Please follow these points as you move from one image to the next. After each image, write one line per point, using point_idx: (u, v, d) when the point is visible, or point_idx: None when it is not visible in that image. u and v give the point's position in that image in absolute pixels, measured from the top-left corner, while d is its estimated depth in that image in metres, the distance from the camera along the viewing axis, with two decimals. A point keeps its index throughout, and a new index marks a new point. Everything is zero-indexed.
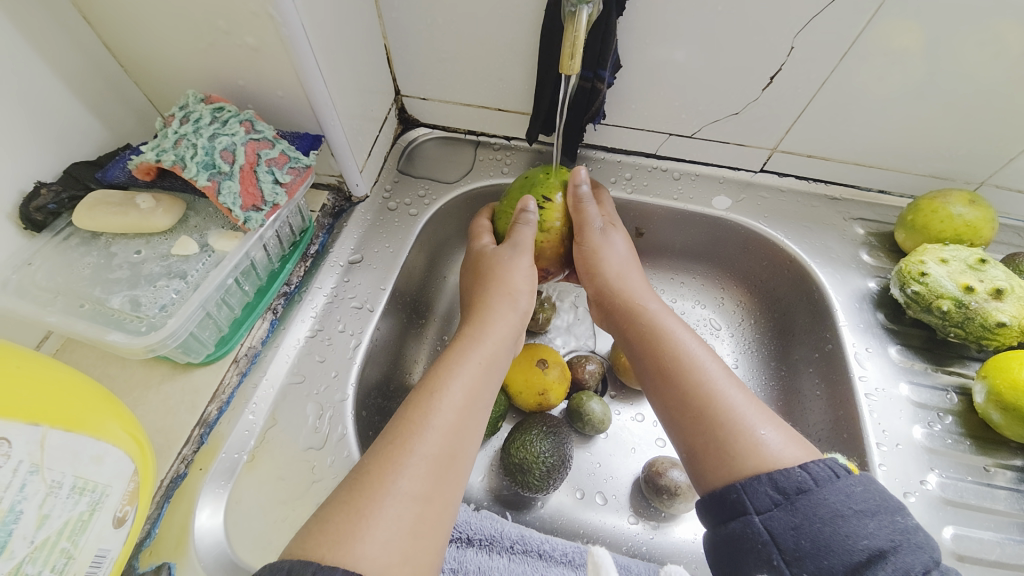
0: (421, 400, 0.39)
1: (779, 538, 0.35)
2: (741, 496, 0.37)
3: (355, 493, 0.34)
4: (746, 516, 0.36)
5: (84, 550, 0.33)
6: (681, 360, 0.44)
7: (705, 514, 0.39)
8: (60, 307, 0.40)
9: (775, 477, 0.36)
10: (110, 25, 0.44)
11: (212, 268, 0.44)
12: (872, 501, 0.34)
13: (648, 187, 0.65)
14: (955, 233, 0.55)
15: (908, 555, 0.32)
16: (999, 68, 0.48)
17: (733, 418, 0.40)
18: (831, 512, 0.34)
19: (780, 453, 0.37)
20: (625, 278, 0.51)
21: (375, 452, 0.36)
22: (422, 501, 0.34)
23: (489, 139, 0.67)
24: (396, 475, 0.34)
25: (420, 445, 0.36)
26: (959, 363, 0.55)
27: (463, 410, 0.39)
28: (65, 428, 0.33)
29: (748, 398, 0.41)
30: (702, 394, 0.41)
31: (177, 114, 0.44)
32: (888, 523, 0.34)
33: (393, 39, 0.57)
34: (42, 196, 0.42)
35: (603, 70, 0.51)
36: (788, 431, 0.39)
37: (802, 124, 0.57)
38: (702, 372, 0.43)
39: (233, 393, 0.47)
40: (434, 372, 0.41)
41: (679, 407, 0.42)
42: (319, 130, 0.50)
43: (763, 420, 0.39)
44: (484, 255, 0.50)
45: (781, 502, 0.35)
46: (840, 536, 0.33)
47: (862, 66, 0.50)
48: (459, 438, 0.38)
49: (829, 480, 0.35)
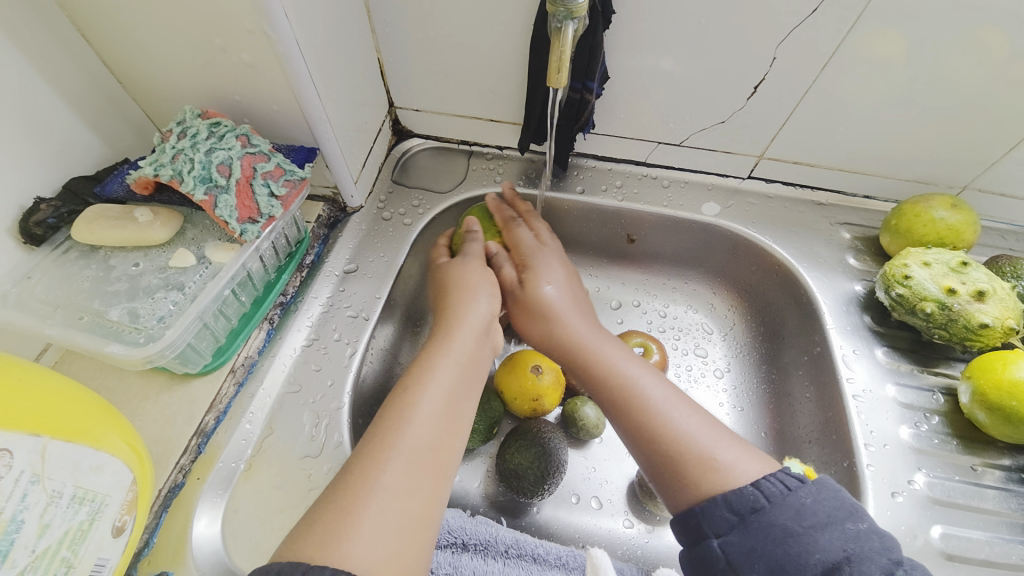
0: (397, 401, 0.40)
1: (738, 560, 0.36)
2: (700, 522, 0.38)
3: (339, 492, 0.35)
4: (706, 540, 0.37)
5: (83, 559, 0.34)
6: (628, 395, 0.44)
7: (675, 536, 0.40)
8: (61, 320, 0.41)
9: (729, 499, 0.37)
10: (109, 43, 0.45)
11: (208, 280, 0.45)
12: (823, 513, 0.35)
13: (638, 194, 0.66)
14: (938, 236, 0.56)
15: (863, 564, 0.33)
16: (977, 74, 0.50)
17: (686, 445, 0.40)
18: (783, 532, 0.35)
19: (734, 471, 0.38)
20: (562, 323, 0.49)
21: (358, 450, 0.37)
22: (405, 497, 0.35)
23: (482, 149, 0.68)
24: (378, 471, 0.35)
25: (400, 439, 0.37)
26: (945, 364, 0.55)
27: (441, 408, 0.40)
28: (65, 438, 0.33)
29: (696, 422, 0.42)
30: (653, 428, 0.42)
31: (174, 130, 0.45)
32: (840, 533, 0.35)
33: (386, 53, 0.58)
34: (41, 211, 0.43)
35: (591, 81, 0.53)
36: (744, 447, 0.40)
37: (788, 130, 0.59)
38: (649, 406, 0.43)
39: (230, 402, 0.47)
40: (410, 374, 0.42)
41: (635, 440, 0.43)
42: (314, 143, 0.51)
43: (716, 442, 0.40)
44: (444, 293, 0.50)
45: (736, 524, 0.36)
46: (793, 555, 0.34)
47: (844, 74, 0.52)
48: (441, 432, 0.39)
49: (781, 497, 0.36)
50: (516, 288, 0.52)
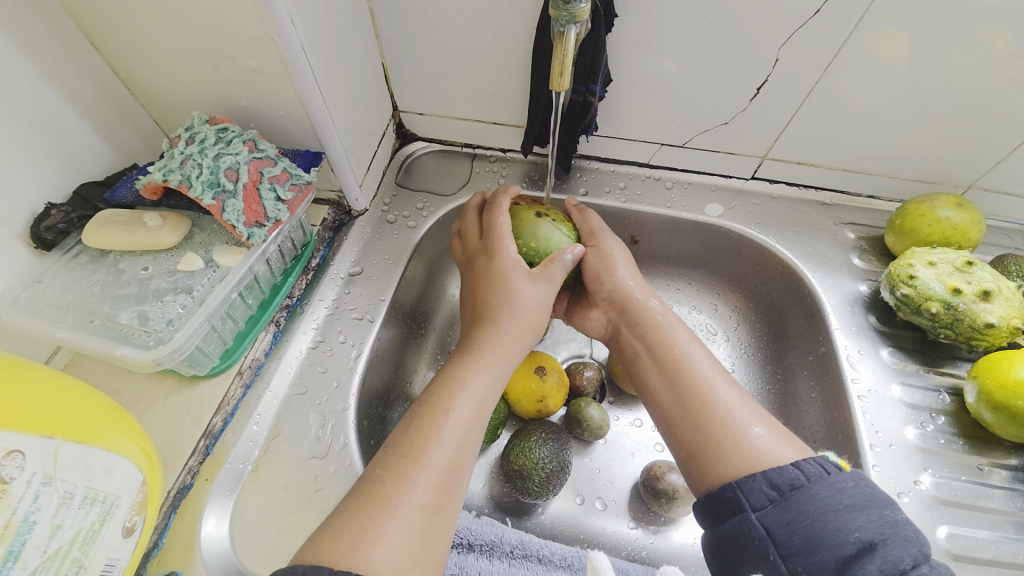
0: (432, 413, 0.40)
1: (773, 532, 0.36)
2: (737, 494, 0.38)
3: (368, 501, 0.35)
4: (742, 513, 0.38)
5: (94, 559, 0.34)
6: (679, 362, 0.46)
7: (703, 511, 0.40)
8: (71, 323, 0.41)
9: (769, 475, 0.38)
10: (119, 51, 0.46)
11: (217, 282, 0.45)
12: (862, 496, 0.36)
13: (642, 196, 0.67)
14: (943, 236, 0.56)
15: (897, 548, 0.34)
16: (981, 73, 0.50)
17: (728, 419, 0.42)
18: (822, 507, 0.36)
19: (771, 452, 0.39)
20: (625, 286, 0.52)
21: (387, 463, 0.37)
22: (430, 511, 0.36)
23: (486, 151, 0.69)
24: (409, 487, 0.36)
25: (433, 458, 0.37)
26: (951, 364, 0.55)
27: (471, 423, 0.40)
28: (77, 440, 0.34)
29: (741, 399, 0.43)
30: (699, 395, 0.44)
31: (183, 135, 0.45)
32: (877, 517, 0.35)
33: (391, 57, 0.58)
34: (52, 216, 0.44)
35: (594, 84, 0.53)
36: (779, 430, 0.41)
37: (791, 130, 0.59)
38: (697, 373, 0.45)
39: (237, 404, 0.48)
40: (443, 385, 0.42)
41: (677, 407, 0.44)
42: (320, 147, 0.52)
43: (756, 420, 0.42)
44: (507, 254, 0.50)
45: (775, 498, 0.37)
46: (831, 530, 0.35)
47: (845, 75, 0.52)
48: (465, 451, 0.39)
49: (821, 476, 0.37)
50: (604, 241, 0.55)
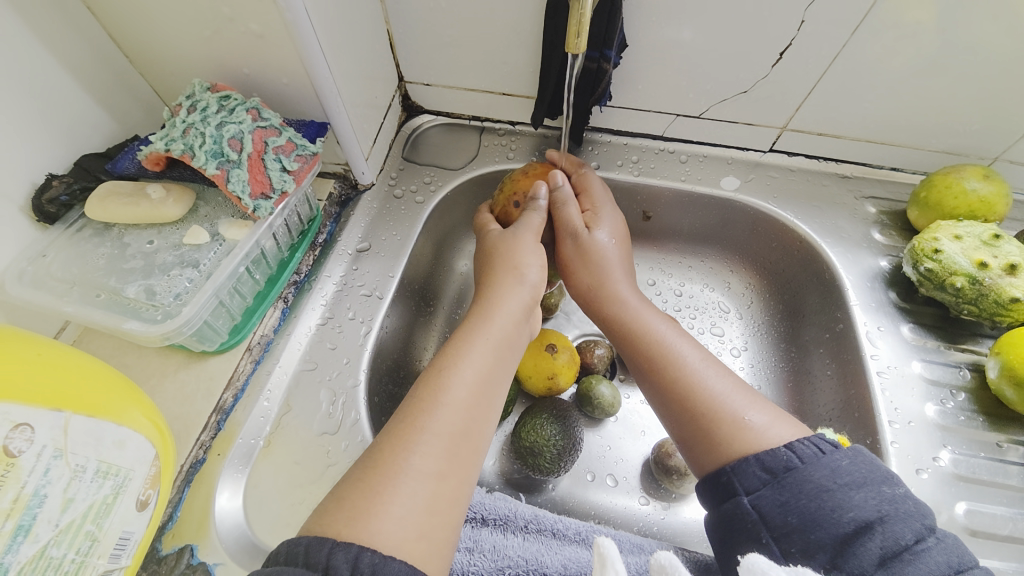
0: (432, 382, 0.39)
1: (768, 516, 0.36)
2: (731, 477, 0.38)
3: (370, 472, 0.34)
4: (737, 496, 0.37)
5: (108, 532, 0.34)
6: (665, 354, 0.45)
7: (704, 496, 0.40)
8: (78, 297, 0.41)
9: (762, 458, 0.37)
10: (115, 16, 0.44)
11: (223, 257, 0.44)
12: (859, 474, 0.35)
13: (655, 169, 0.65)
14: (969, 208, 0.54)
15: (897, 524, 0.33)
16: (1016, 37, 0.47)
17: (719, 406, 0.41)
18: (816, 487, 0.35)
19: (764, 433, 0.39)
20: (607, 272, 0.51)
21: (389, 432, 0.37)
22: (436, 479, 0.35)
23: (494, 124, 0.67)
24: (409, 453, 0.35)
25: (433, 422, 0.37)
26: (972, 341, 0.54)
27: (473, 393, 0.39)
28: (88, 414, 0.34)
29: (733, 385, 0.42)
30: (686, 385, 0.43)
31: (183, 104, 0.44)
32: (875, 494, 0.34)
33: (396, 24, 0.56)
34: (54, 187, 0.43)
35: (609, 49, 0.51)
36: (773, 411, 0.41)
37: (812, 100, 0.56)
38: (683, 361, 0.45)
39: (247, 379, 0.48)
40: (445, 355, 0.42)
41: (667, 397, 0.44)
42: (324, 117, 0.50)
43: (748, 405, 0.41)
44: (493, 241, 0.51)
45: (769, 481, 0.36)
46: (827, 509, 0.34)
47: (872, 41, 0.49)
48: (473, 418, 0.39)
49: (815, 457, 0.36)
50: (570, 238, 0.52)
